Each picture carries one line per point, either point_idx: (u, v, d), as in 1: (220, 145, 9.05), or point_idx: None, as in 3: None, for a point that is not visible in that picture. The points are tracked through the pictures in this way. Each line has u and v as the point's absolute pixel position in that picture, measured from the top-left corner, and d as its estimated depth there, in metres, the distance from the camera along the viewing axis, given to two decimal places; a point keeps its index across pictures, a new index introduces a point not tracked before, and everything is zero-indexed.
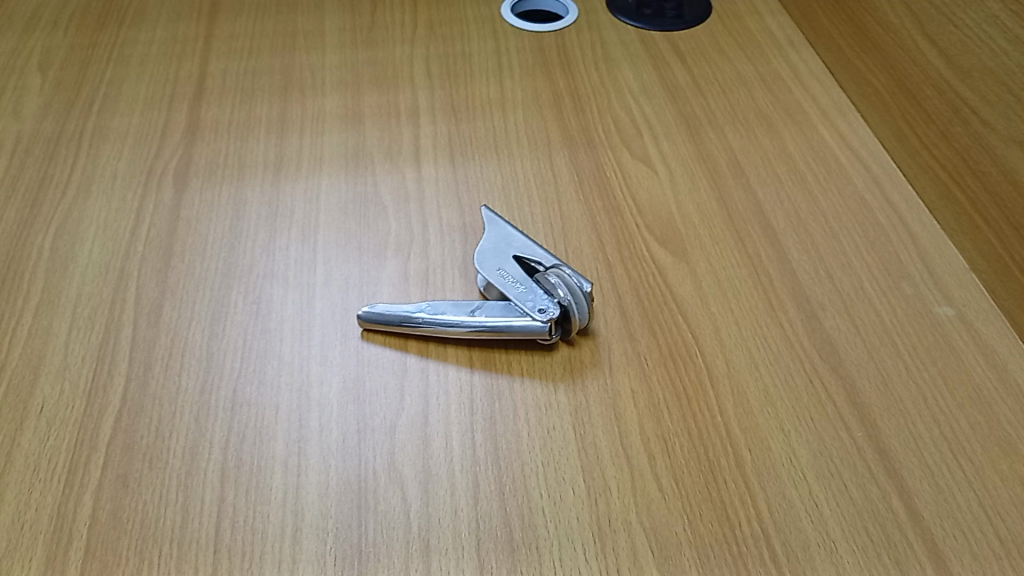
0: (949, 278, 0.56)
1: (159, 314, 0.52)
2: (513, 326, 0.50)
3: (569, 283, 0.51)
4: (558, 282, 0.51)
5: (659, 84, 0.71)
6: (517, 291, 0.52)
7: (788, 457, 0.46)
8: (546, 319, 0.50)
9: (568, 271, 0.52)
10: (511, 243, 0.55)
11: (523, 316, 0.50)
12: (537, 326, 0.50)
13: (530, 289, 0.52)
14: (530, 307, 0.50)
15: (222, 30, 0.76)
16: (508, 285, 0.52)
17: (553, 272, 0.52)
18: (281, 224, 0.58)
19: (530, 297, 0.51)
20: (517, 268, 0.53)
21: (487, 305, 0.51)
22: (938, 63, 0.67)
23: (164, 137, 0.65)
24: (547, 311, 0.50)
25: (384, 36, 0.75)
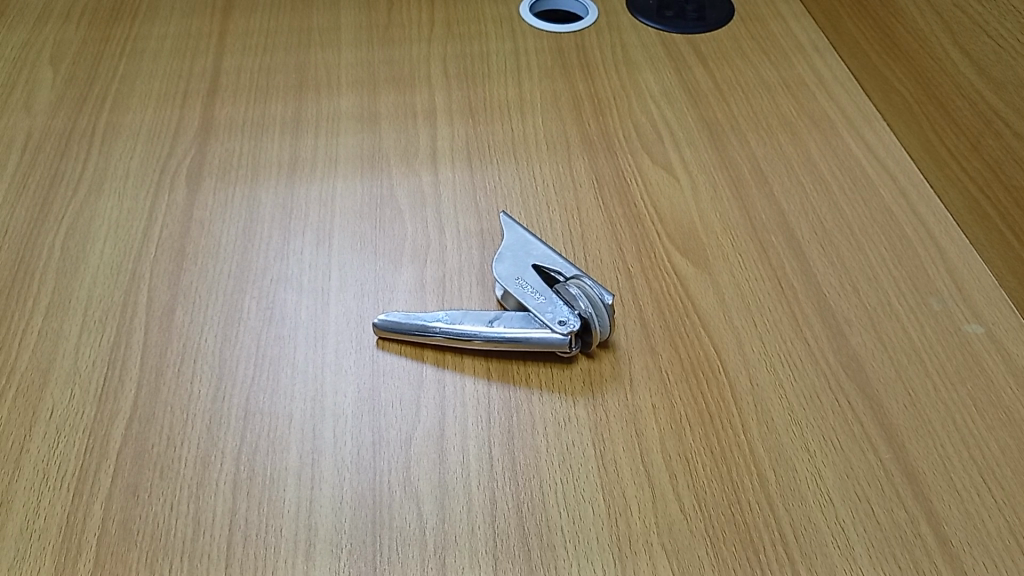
0: (978, 295, 0.54)
1: (171, 319, 0.51)
2: (532, 338, 0.49)
3: (591, 294, 0.50)
4: (579, 293, 0.50)
5: (680, 87, 0.69)
6: (537, 301, 0.51)
7: (813, 479, 0.45)
8: (566, 331, 0.49)
9: (589, 282, 0.51)
10: (530, 250, 0.54)
11: (543, 328, 0.49)
12: (557, 338, 0.49)
13: (550, 299, 0.50)
14: (550, 319, 0.49)
15: (236, 25, 0.74)
16: (527, 296, 0.51)
17: (574, 283, 0.51)
18: (295, 227, 0.57)
19: (550, 307, 0.50)
20: (537, 278, 0.52)
21: (505, 315, 0.50)
22: (965, 67, 0.62)
23: (177, 135, 0.64)
24: (568, 323, 0.49)
25: (401, 34, 0.74)
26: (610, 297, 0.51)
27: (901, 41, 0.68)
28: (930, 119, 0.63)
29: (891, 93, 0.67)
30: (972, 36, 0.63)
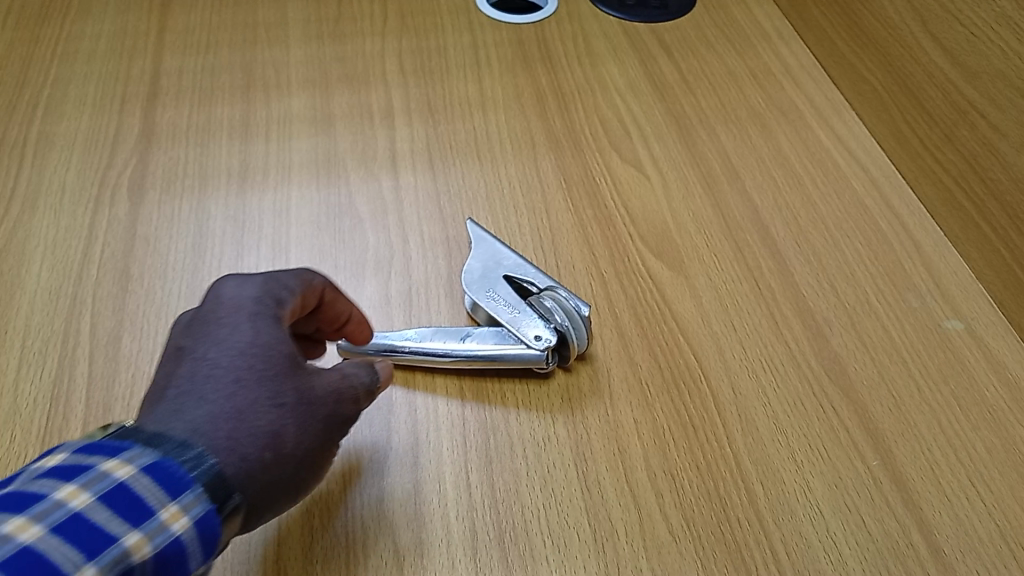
0: (955, 290, 0.53)
1: (118, 347, 0.48)
2: (506, 355, 0.47)
3: (566, 307, 0.48)
4: (554, 306, 0.48)
5: (645, 79, 0.67)
6: (510, 316, 0.48)
7: (802, 490, 0.44)
8: (543, 347, 0.46)
9: (564, 293, 0.49)
10: (500, 261, 0.51)
11: (518, 344, 0.47)
12: (533, 355, 0.47)
13: (524, 313, 0.48)
14: (525, 334, 0.47)
15: (175, 21, 0.70)
16: (500, 310, 0.49)
17: (548, 295, 0.49)
18: (250, 241, 0.54)
19: (524, 322, 0.48)
20: (509, 291, 0.50)
21: (478, 331, 0.48)
22: (940, 60, 0.61)
23: (117, 143, 0.60)
24: (544, 339, 0.47)
25: (352, 29, 0.70)
26: (586, 307, 0.49)
27: (869, 28, 0.67)
28: (900, 108, 0.62)
29: (859, 82, 0.65)
30: (946, 29, 0.63)
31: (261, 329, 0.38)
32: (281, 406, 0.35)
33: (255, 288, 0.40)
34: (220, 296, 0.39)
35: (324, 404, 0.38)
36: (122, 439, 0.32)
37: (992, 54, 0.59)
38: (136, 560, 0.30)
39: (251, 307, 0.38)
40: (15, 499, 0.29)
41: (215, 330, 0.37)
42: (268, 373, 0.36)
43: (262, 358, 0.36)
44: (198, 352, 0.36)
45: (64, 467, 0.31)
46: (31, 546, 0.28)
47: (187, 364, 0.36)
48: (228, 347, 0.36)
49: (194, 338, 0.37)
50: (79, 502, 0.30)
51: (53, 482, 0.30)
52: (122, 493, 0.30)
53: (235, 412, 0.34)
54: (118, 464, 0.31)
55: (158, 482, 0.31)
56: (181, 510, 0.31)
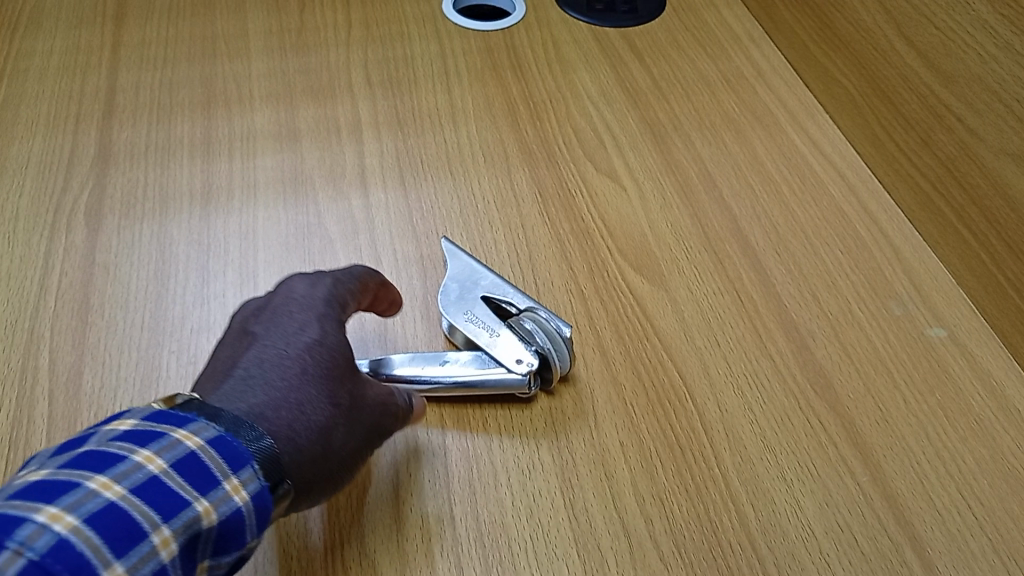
0: (937, 296, 0.53)
1: (78, 385, 0.46)
2: (488, 380, 0.45)
3: (549, 329, 0.47)
4: (535, 329, 0.47)
5: (618, 86, 0.66)
6: (490, 339, 0.47)
7: (793, 511, 0.43)
8: (525, 372, 0.45)
9: (544, 314, 0.48)
10: (477, 280, 0.50)
11: (499, 369, 0.46)
12: (515, 379, 0.45)
13: (504, 337, 0.47)
14: (507, 358, 0.46)
15: (130, 35, 0.67)
16: (479, 334, 0.47)
17: (528, 317, 0.48)
18: (215, 266, 0.52)
19: (505, 346, 0.47)
20: (487, 312, 0.48)
21: (457, 355, 0.47)
22: (916, 64, 0.61)
23: (72, 166, 0.57)
24: (526, 363, 0.46)
25: (315, 39, 0.68)
26: (567, 328, 0.48)
27: (842, 31, 0.67)
28: (876, 113, 0.61)
29: (833, 85, 0.65)
30: (919, 30, 0.63)
31: (326, 329, 0.40)
32: (335, 405, 0.37)
33: (326, 290, 0.42)
34: (292, 291, 0.42)
35: (371, 407, 0.39)
36: (188, 411, 0.33)
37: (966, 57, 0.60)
38: (203, 526, 0.31)
39: (320, 307, 0.41)
40: (92, 458, 0.30)
41: (285, 323, 0.39)
42: (328, 371, 0.38)
43: (325, 356, 0.38)
44: (269, 341, 0.38)
45: (135, 430, 0.32)
46: (116, 503, 0.29)
47: (256, 350, 0.38)
48: (295, 340, 0.38)
49: (266, 327, 0.40)
50: (155, 467, 0.30)
51: (127, 443, 0.31)
52: (193, 462, 0.31)
53: (294, 402, 0.36)
54: (188, 436, 0.32)
55: (223, 457, 0.32)
56: (241, 485, 0.32)
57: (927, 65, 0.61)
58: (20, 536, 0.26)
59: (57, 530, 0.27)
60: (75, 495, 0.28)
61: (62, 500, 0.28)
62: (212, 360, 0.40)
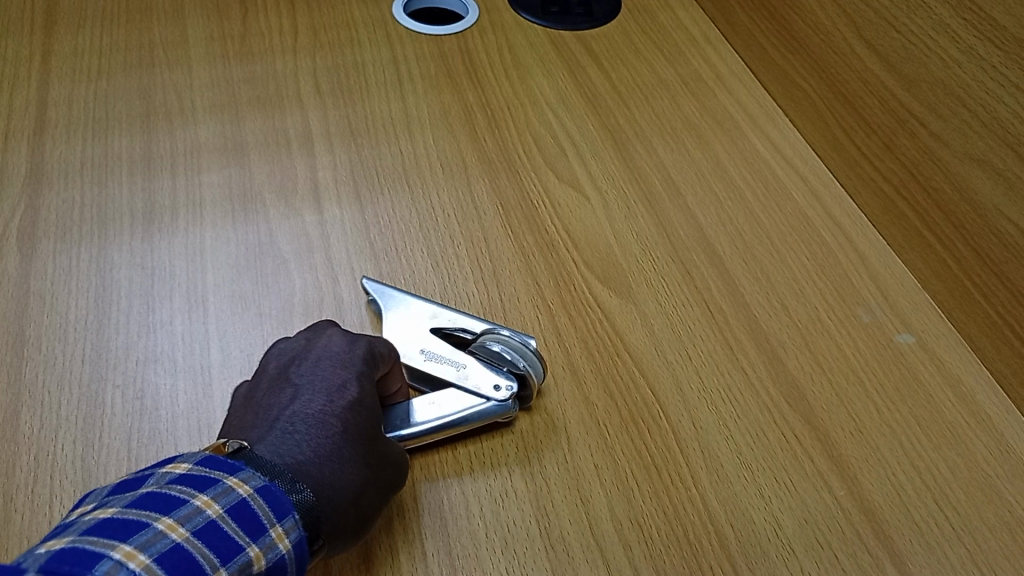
0: (904, 301, 0.52)
1: (15, 426, 0.43)
2: (473, 414, 0.44)
3: (514, 345, 0.46)
4: (503, 348, 0.46)
5: (576, 92, 0.65)
6: (458, 372, 0.46)
7: (773, 530, 0.42)
8: (506, 396, 0.44)
9: (504, 331, 0.47)
10: (421, 314, 0.48)
11: (477, 400, 0.45)
12: (501, 407, 0.44)
13: (472, 367, 0.46)
14: (484, 387, 0.45)
15: (62, 44, 0.64)
16: (446, 369, 0.46)
17: (490, 338, 0.46)
18: (160, 292, 0.49)
19: (477, 375, 0.45)
20: (446, 345, 0.47)
21: (429, 397, 0.44)
22: (878, 68, 0.61)
23: (1, 186, 0.54)
24: (504, 387, 0.45)
25: (261, 46, 0.65)
26: (531, 339, 0.47)
27: (801, 33, 0.66)
28: (836, 116, 0.61)
29: (792, 88, 0.64)
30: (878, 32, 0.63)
31: (365, 388, 0.40)
32: (368, 466, 0.37)
33: (364, 345, 0.42)
34: (332, 344, 0.42)
35: (399, 467, 0.40)
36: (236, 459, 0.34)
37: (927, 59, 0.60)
38: (253, 572, 0.31)
39: (360, 363, 0.41)
40: (153, 499, 0.31)
41: (324, 378, 0.39)
42: (365, 434, 0.38)
43: (364, 417, 0.39)
44: (311, 395, 0.38)
45: (190, 474, 0.32)
46: (182, 545, 0.29)
47: (300, 404, 0.38)
48: (337, 399, 0.38)
49: (306, 379, 0.39)
50: (213, 511, 0.31)
51: (185, 487, 0.32)
52: (244, 509, 0.32)
53: (335, 460, 0.36)
54: (240, 482, 0.33)
55: (271, 505, 0.33)
56: (285, 533, 0.33)
57: (890, 69, 0.60)
58: (100, 570, 0.27)
59: (132, 567, 0.28)
60: (144, 536, 0.29)
61: (134, 539, 0.29)
62: (247, 403, 0.40)
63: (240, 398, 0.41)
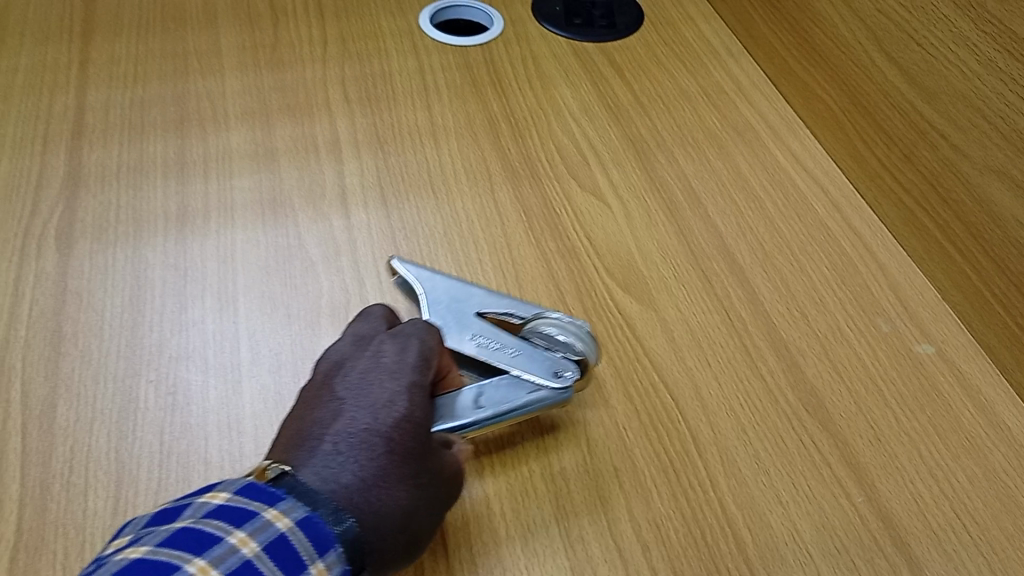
0: (924, 312, 0.53)
1: (53, 418, 0.44)
2: (535, 402, 0.44)
3: (569, 327, 0.46)
4: (559, 332, 0.46)
5: (599, 103, 0.66)
6: (514, 356, 0.46)
7: (790, 534, 0.43)
8: (568, 381, 0.45)
9: (556, 318, 0.48)
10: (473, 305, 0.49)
11: (538, 385, 0.44)
12: (563, 392, 0.45)
13: (529, 351, 0.46)
14: (544, 372, 0.45)
15: (99, 52, 0.66)
16: (502, 353, 0.46)
17: (544, 324, 0.47)
18: (193, 291, 0.50)
19: (534, 360, 0.45)
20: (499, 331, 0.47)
21: (488, 384, 0.44)
22: (897, 82, 0.57)
23: (40, 189, 0.55)
24: (565, 373, 0.45)
25: (291, 55, 0.67)
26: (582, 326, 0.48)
27: (818, 44, 0.64)
28: (856, 126, 0.60)
29: (813, 100, 0.64)
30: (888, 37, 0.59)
31: (415, 401, 0.38)
32: (417, 487, 0.36)
33: (415, 354, 0.40)
34: (382, 353, 0.40)
35: (450, 480, 0.39)
36: (276, 490, 0.33)
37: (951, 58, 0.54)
38: None
39: (412, 374, 0.39)
40: (188, 538, 0.30)
41: (372, 392, 0.38)
42: (414, 452, 0.37)
43: (412, 433, 0.37)
44: (356, 411, 0.37)
45: (228, 509, 0.31)
46: None
47: (346, 420, 0.36)
48: (385, 415, 0.37)
49: (353, 393, 0.38)
50: (249, 550, 0.30)
51: (221, 522, 0.31)
52: (284, 546, 0.31)
53: (382, 485, 0.35)
54: (279, 515, 0.32)
55: (311, 539, 0.32)
56: (326, 569, 0.31)
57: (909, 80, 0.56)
58: None
59: None
60: None
61: None
62: (293, 416, 0.39)
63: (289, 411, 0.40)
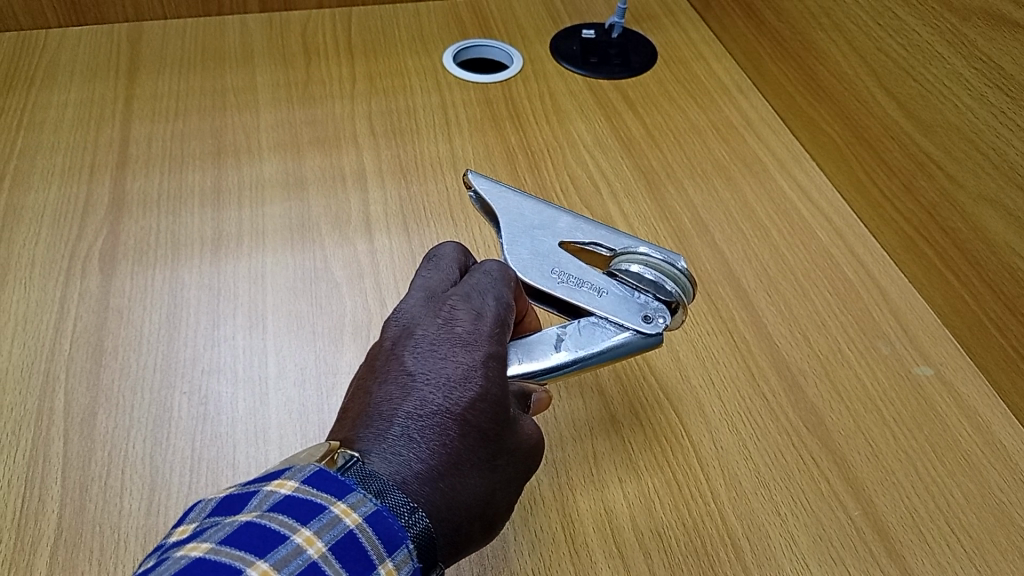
0: (923, 335, 0.55)
1: (92, 426, 0.47)
2: (622, 347, 0.44)
3: (661, 267, 0.45)
4: (646, 272, 0.45)
5: (613, 136, 0.69)
6: (598, 297, 0.45)
7: (788, 545, 0.44)
8: (656, 328, 0.44)
9: (644, 251, 0.46)
10: (554, 237, 0.47)
11: (623, 331, 0.44)
12: (652, 338, 0.44)
13: (613, 293, 0.45)
14: (633, 317, 0.44)
15: (142, 88, 0.70)
16: (584, 294, 0.45)
17: (631, 262, 0.45)
18: (225, 310, 0.54)
19: (620, 302, 0.45)
20: (582, 268, 0.46)
21: (570, 330, 0.44)
22: (895, 114, 0.60)
23: (86, 215, 0.59)
24: (652, 319, 0.44)
25: (322, 92, 0.71)
26: (676, 257, 0.46)
27: (821, 78, 0.67)
28: (861, 160, 0.62)
29: (818, 133, 0.67)
30: (910, 91, 0.59)
31: (492, 375, 0.36)
32: (491, 470, 0.36)
33: (489, 324, 0.38)
34: (455, 319, 0.38)
35: (528, 456, 0.38)
36: (345, 478, 0.31)
37: (975, 112, 0.54)
38: None
39: (486, 345, 0.37)
40: (251, 535, 0.28)
41: (446, 364, 0.36)
42: (489, 434, 0.36)
43: (488, 411, 0.36)
44: (429, 390, 0.35)
45: (295, 501, 0.30)
46: None
47: (417, 399, 0.35)
48: (459, 395, 0.35)
49: (426, 365, 0.36)
50: (315, 551, 0.29)
51: (286, 518, 0.29)
52: (351, 544, 0.29)
53: (456, 472, 0.34)
54: (348, 510, 0.30)
55: (381, 537, 0.30)
56: (396, 568, 0.30)
57: (911, 117, 0.58)
58: None
59: None
60: None
61: None
62: (359, 388, 0.37)
63: (356, 381, 0.38)
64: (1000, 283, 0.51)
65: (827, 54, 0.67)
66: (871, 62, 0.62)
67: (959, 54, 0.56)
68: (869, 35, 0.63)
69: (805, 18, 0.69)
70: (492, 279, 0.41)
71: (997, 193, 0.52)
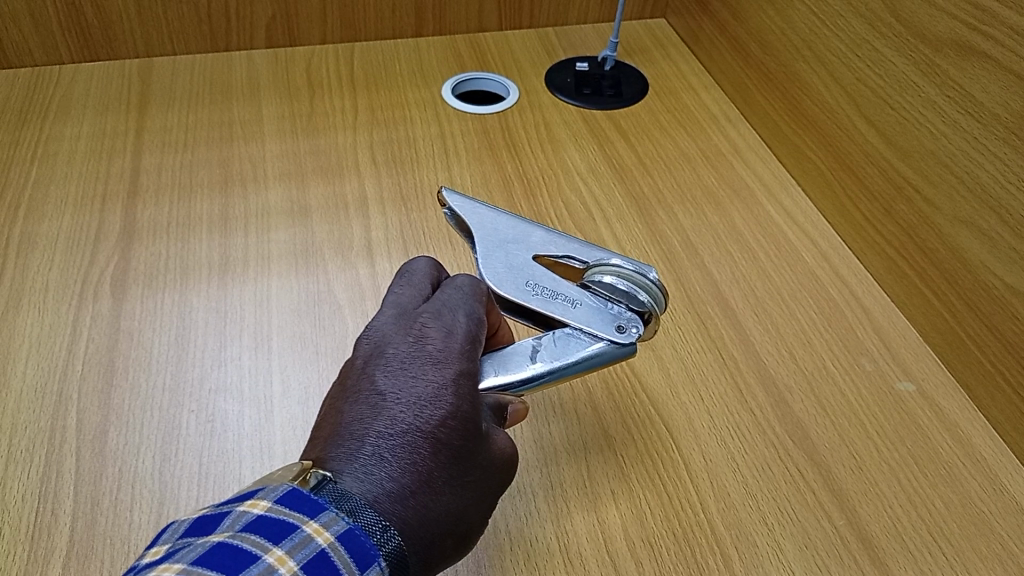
0: (905, 352, 0.57)
1: (104, 442, 0.49)
2: (598, 356, 0.46)
3: (632, 277, 0.47)
4: (618, 283, 0.47)
5: (606, 164, 0.71)
6: (573, 309, 0.47)
7: (775, 553, 0.46)
8: (630, 337, 0.46)
9: (614, 263, 0.48)
10: (528, 253, 0.49)
11: (598, 340, 0.46)
12: (627, 348, 0.47)
13: (587, 305, 0.47)
14: (607, 327, 0.46)
15: (153, 121, 0.73)
16: (559, 305, 0.47)
17: (602, 274, 0.48)
18: (232, 332, 0.56)
19: (594, 314, 0.47)
20: (557, 280, 0.48)
21: (545, 342, 0.46)
22: (874, 140, 0.61)
23: (98, 242, 0.62)
24: (626, 329, 0.47)
25: (326, 122, 0.73)
26: (645, 268, 0.48)
27: (804, 106, 0.69)
28: (843, 185, 0.65)
29: (804, 160, 0.69)
30: (888, 119, 0.59)
31: (462, 394, 0.38)
32: (463, 486, 0.37)
33: (460, 341, 0.40)
34: (426, 338, 0.40)
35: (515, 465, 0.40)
36: (318, 498, 0.32)
37: (950, 137, 0.54)
38: None
39: (457, 362, 0.39)
40: (224, 554, 0.29)
41: (417, 383, 0.38)
42: (461, 451, 0.37)
43: (458, 429, 0.37)
44: (400, 409, 0.37)
45: (266, 521, 0.31)
46: None
47: (389, 418, 0.36)
48: (430, 414, 0.37)
49: (397, 384, 0.38)
50: (287, 569, 0.30)
51: (258, 538, 0.30)
52: (323, 563, 0.30)
53: (429, 490, 0.35)
54: (320, 530, 0.31)
55: (353, 555, 0.31)
56: None
57: (890, 144, 0.59)
58: None
59: None
60: None
61: None
62: (331, 408, 0.38)
63: (329, 400, 0.39)
64: (975, 300, 0.53)
65: (807, 81, 0.68)
66: (852, 91, 0.63)
67: (924, 79, 0.56)
68: (847, 64, 0.63)
69: (788, 49, 0.71)
70: (463, 295, 0.43)
71: (972, 215, 0.52)
